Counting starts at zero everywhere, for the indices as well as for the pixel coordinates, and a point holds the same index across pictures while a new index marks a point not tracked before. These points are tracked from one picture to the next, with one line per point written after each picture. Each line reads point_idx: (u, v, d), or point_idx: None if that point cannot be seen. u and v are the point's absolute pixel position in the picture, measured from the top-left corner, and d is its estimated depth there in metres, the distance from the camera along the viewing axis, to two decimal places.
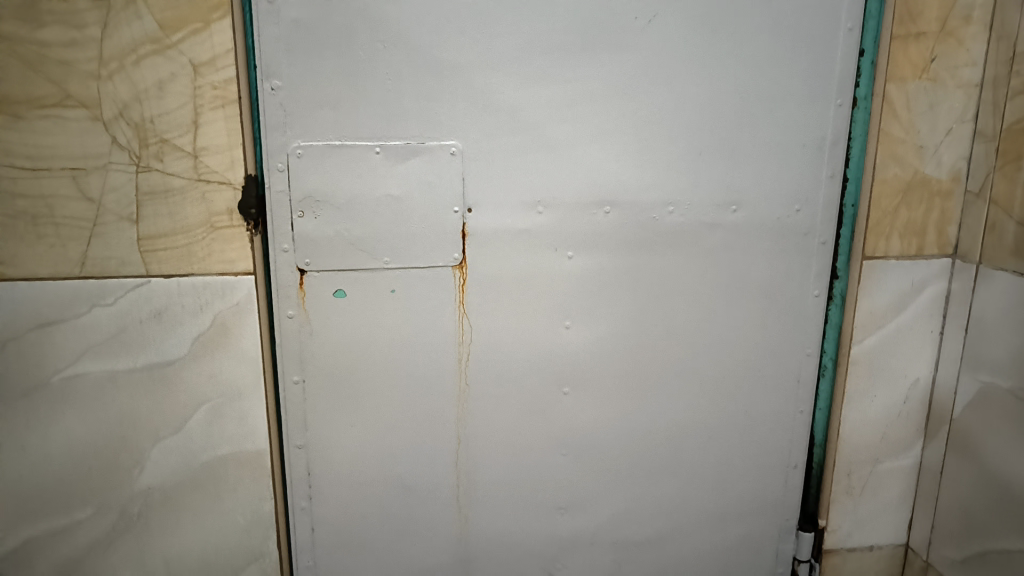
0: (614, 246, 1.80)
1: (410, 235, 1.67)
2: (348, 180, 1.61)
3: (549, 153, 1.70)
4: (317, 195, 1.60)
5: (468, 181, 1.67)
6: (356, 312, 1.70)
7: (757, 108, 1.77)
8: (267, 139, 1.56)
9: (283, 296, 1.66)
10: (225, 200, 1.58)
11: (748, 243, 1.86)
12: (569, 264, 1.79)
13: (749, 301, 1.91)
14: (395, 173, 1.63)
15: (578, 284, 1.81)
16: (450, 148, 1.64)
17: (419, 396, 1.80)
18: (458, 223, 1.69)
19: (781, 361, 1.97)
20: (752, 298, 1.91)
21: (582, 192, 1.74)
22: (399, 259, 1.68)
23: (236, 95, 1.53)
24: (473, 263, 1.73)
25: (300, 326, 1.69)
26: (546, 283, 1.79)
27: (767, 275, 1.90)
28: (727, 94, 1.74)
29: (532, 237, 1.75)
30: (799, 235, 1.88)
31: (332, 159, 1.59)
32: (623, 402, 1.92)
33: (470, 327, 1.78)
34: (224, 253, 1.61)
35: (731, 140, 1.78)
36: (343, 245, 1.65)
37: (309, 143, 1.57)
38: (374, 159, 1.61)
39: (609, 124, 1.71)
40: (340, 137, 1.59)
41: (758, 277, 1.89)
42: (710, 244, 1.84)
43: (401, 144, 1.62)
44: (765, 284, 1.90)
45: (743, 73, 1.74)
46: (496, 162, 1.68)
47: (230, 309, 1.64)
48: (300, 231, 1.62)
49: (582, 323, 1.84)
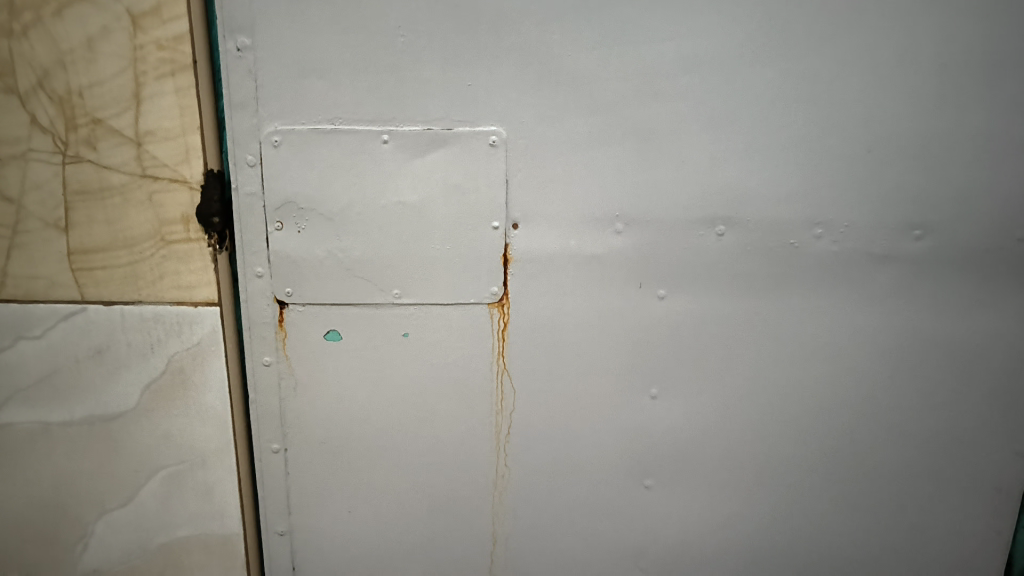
0: (729, 284, 1.23)
1: (429, 261, 1.18)
2: (343, 181, 1.14)
3: (636, 145, 1.15)
4: (300, 200, 1.14)
5: (514, 186, 1.16)
6: (354, 363, 1.24)
7: (963, 82, 1.15)
8: (233, 121, 1.11)
9: (257, 337, 1.22)
10: (179, 205, 1.15)
11: (934, 286, 1.24)
12: (659, 309, 1.23)
13: (931, 370, 1.29)
14: (412, 173, 1.14)
15: (670, 338, 1.25)
16: (490, 137, 1.13)
17: (442, 478, 1.31)
18: (499, 245, 1.18)
19: (972, 458, 1.35)
20: (936, 366, 1.29)
21: (684, 206, 1.18)
22: (414, 293, 1.20)
23: (189, 59, 1.09)
24: (520, 300, 1.22)
25: (279, 377, 1.24)
26: (625, 335, 1.25)
27: (961, 334, 1.27)
28: (917, 60, 1.14)
29: (606, 269, 1.21)
30: (1016, 277, 1.24)
31: (321, 150, 1.12)
32: (730, 503, 1.35)
33: (512, 390, 1.27)
34: (178, 276, 1.18)
35: (916, 130, 1.18)
36: (337, 270, 1.18)
37: (290, 128, 1.11)
38: (380, 153, 1.13)
39: (728, 104, 1.14)
40: (333, 120, 1.12)
41: (948, 337, 1.28)
42: (876, 285, 1.24)
43: (419, 130, 1.12)
44: (958, 347, 1.28)
45: (947, 28, 1.13)
46: (556, 158, 1.15)
47: (188, 349, 1.22)
48: (278, 250, 1.17)
49: (675, 392, 1.28)
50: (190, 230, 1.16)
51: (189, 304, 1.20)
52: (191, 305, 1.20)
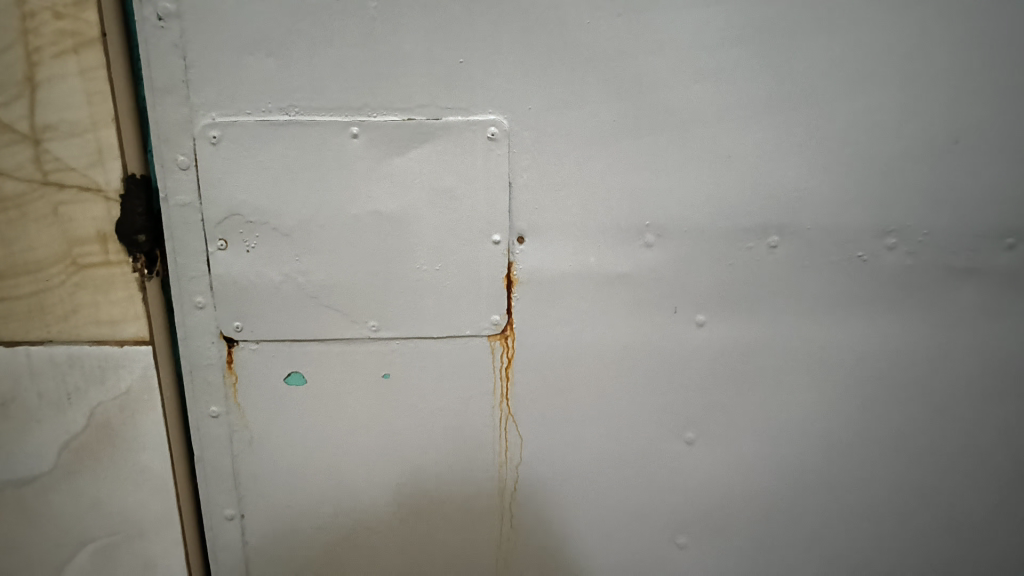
0: (783, 306, 1.00)
1: (414, 285, 0.95)
2: (302, 187, 0.89)
3: (672, 137, 0.92)
4: (249, 212, 0.90)
5: (519, 190, 0.92)
6: (324, 410, 1.00)
7: None
8: (158, 112, 0.87)
9: (200, 382, 0.98)
10: (93, 221, 0.90)
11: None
12: (698, 338, 1.01)
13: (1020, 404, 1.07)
14: (390, 176, 0.90)
15: (711, 372, 1.02)
16: (488, 128, 0.89)
17: (434, 544, 1.08)
18: (501, 264, 0.95)
19: None
20: None
21: (730, 211, 0.95)
22: (396, 325, 0.96)
23: (96, 31, 0.84)
24: (527, 331, 0.98)
25: (230, 430, 1.00)
26: (656, 370, 1.02)
27: None
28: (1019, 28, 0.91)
29: (633, 290, 0.97)
30: None
31: (273, 149, 0.88)
32: (779, 564, 1.13)
33: (519, 438, 1.04)
34: (97, 309, 0.94)
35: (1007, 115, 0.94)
36: (298, 299, 0.94)
37: (232, 121, 0.87)
38: (349, 151, 0.89)
39: (784, 84, 0.91)
40: (287, 109, 0.87)
41: None
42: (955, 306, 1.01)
43: (398, 122, 0.88)
44: None
45: None
46: (571, 155, 0.91)
47: (114, 397, 0.98)
48: (222, 274, 0.92)
49: (715, 437, 1.06)
50: (109, 251, 0.92)
51: (112, 343, 0.96)
52: (115, 344, 0.96)
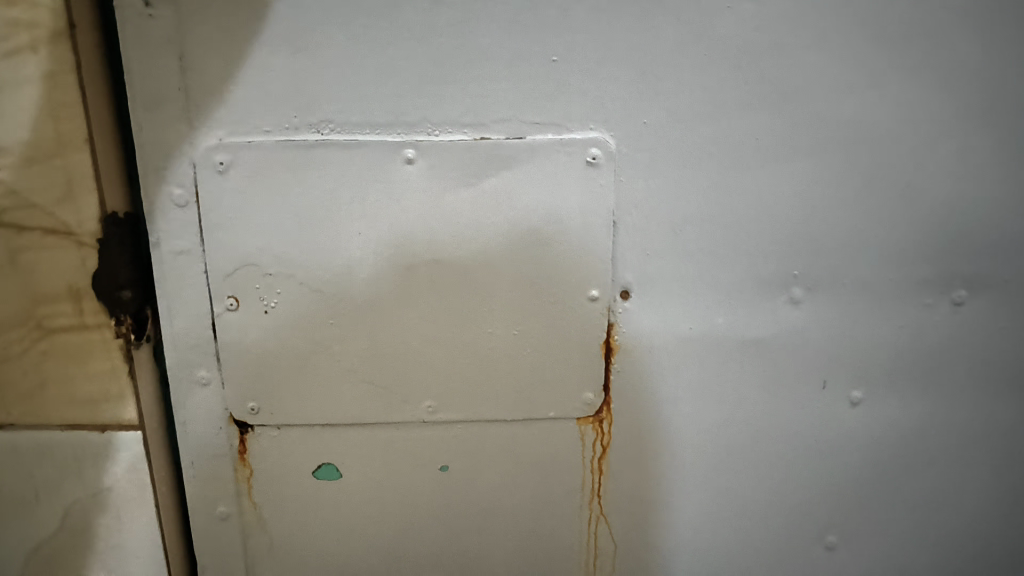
0: (965, 380, 0.76)
1: (484, 355, 0.72)
2: (339, 230, 0.67)
3: (833, 160, 0.68)
4: (267, 263, 0.67)
5: (624, 233, 0.69)
6: (364, 511, 0.78)
7: None
8: (145, 131, 0.64)
9: (207, 476, 0.76)
10: (61, 273, 0.68)
11: None
12: (851, 420, 0.77)
13: None
14: (454, 214, 0.67)
15: (865, 463, 0.79)
16: (588, 150, 0.66)
17: None
18: (600, 328, 0.71)
19: None
20: None
21: (903, 257, 0.72)
22: (459, 406, 0.74)
23: (63, 23, 0.61)
24: (628, 410, 0.76)
25: (245, 535, 0.78)
26: (791, 460, 0.79)
27: None
28: None
29: (769, 360, 0.75)
30: None
31: (300, 178, 0.65)
32: None
33: (613, 547, 0.81)
34: (70, 386, 0.72)
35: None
36: (332, 374, 0.72)
37: (244, 141, 0.64)
38: (401, 181, 0.66)
39: (986, 88, 0.67)
40: (318, 126, 0.64)
41: None
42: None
43: (467, 142, 0.65)
44: None
45: None
46: (697, 185, 0.68)
47: (94, 496, 0.76)
48: (233, 343, 0.70)
49: (864, 543, 0.82)
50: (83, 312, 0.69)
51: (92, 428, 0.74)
52: (94, 430, 0.74)
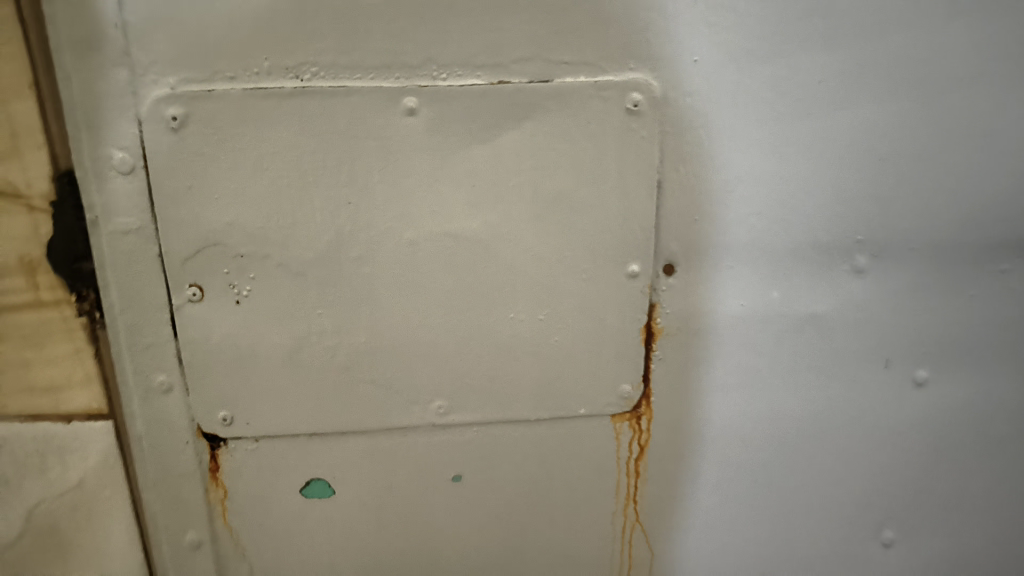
0: None
1: (504, 344, 0.61)
2: (326, 201, 0.54)
3: (909, 105, 0.58)
4: (238, 242, 0.54)
5: (671, 195, 0.58)
6: (363, 530, 0.66)
7: None
8: (73, 80, 0.50)
9: (173, 501, 0.63)
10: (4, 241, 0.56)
11: None
12: (914, 403, 0.69)
13: None
14: (467, 177, 0.55)
15: (925, 448, 0.71)
16: (628, 96, 0.54)
17: None
18: (640, 309, 0.61)
19: None
20: None
21: (981, 218, 0.62)
22: (475, 406, 0.63)
23: None
24: (670, 402, 0.66)
25: (221, 565, 0.66)
26: (848, 451, 0.70)
27: None
28: None
29: (830, 340, 0.65)
30: None
31: (277, 135, 0.52)
32: None
33: (649, 557, 0.72)
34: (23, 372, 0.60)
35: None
36: (323, 375, 0.60)
37: (204, 90, 0.51)
38: (400, 136, 0.54)
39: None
40: (297, 71, 0.52)
41: None
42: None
43: (483, 86, 0.53)
44: None
45: None
46: (756, 135, 0.57)
47: (51, 506, 0.64)
48: (198, 342, 0.57)
49: (921, 535, 0.74)
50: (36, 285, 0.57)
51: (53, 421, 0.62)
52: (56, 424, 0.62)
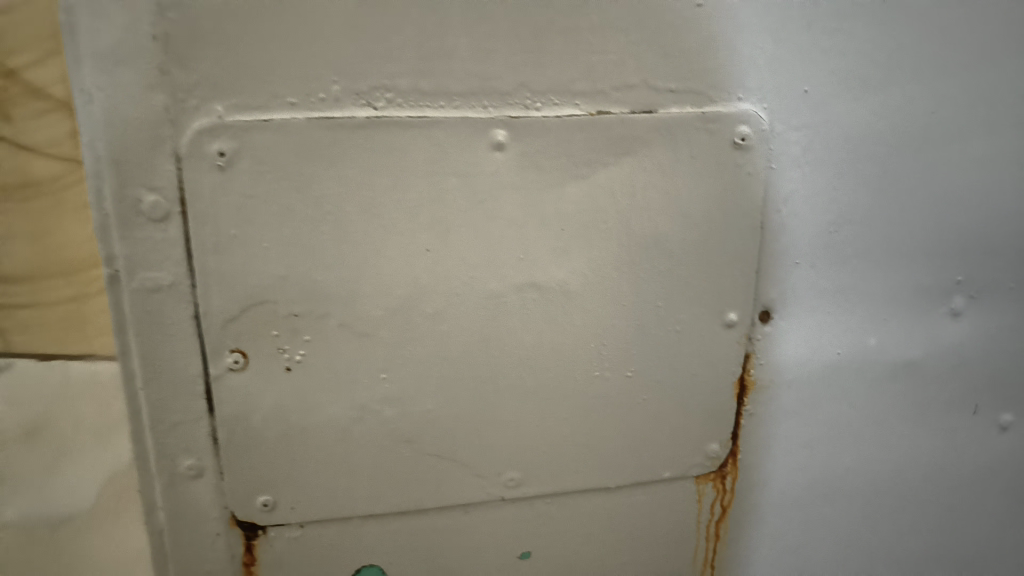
0: None
1: (587, 404, 0.54)
2: (399, 248, 0.47)
3: (1016, 137, 0.54)
4: (293, 299, 0.46)
5: (773, 236, 0.53)
6: None
7: None
8: (96, 106, 0.40)
9: None
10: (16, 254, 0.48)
11: None
12: (997, 446, 0.65)
13: None
14: (557, 219, 0.48)
15: (1003, 494, 0.67)
16: (736, 128, 0.49)
17: None
18: (734, 360, 0.55)
19: None
20: None
21: None
22: (552, 473, 0.55)
23: None
24: (756, 459, 0.60)
25: None
26: (932, 503, 0.66)
27: None
28: None
29: (921, 387, 0.61)
30: None
31: (344, 174, 0.44)
32: None
33: None
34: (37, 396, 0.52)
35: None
36: (383, 448, 0.51)
37: (259, 119, 0.42)
38: (488, 174, 0.46)
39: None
40: (369, 97, 0.44)
41: None
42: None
43: (581, 117, 0.47)
44: None
45: None
46: (862, 171, 0.52)
47: None
48: (238, 417, 0.48)
49: None
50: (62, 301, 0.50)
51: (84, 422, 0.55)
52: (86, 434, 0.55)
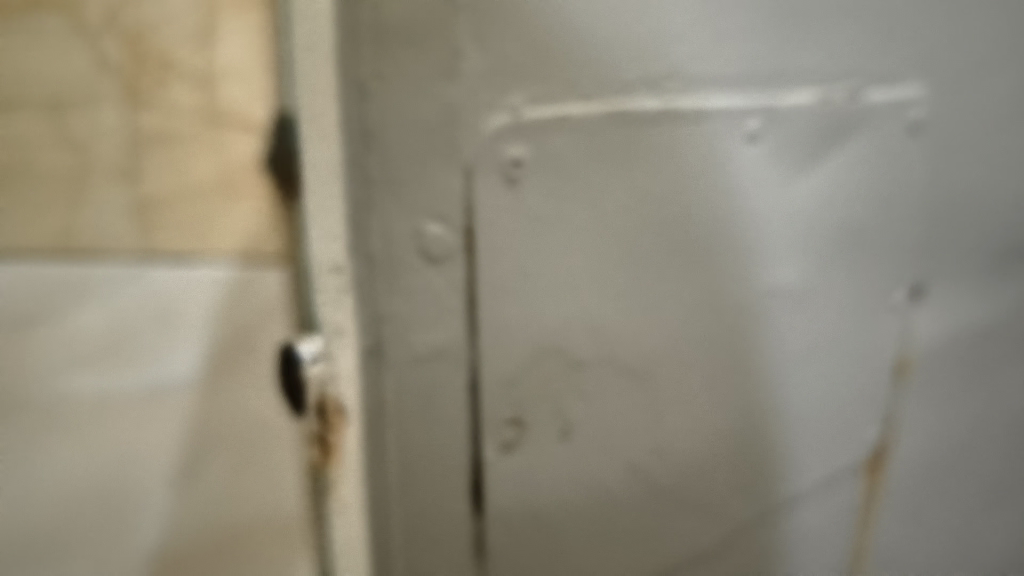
0: None
1: (803, 412, 0.50)
2: (673, 266, 0.39)
3: None
4: (577, 342, 0.36)
5: (930, 217, 0.54)
6: None
7: None
8: (372, 105, 0.28)
9: None
10: None
11: None
12: None
13: None
14: (794, 215, 0.45)
15: None
16: (908, 111, 0.51)
17: None
18: (896, 341, 0.56)
19: None
20: None
21: None
22: (773, 500, 0.51)
23: None
24: (905, 443, 0.61)
25: None
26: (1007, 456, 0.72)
27: None
28: None
29: (1006, 349, 0.66)
30: None
31: (633, 181, 0.36)
32: None
33: None
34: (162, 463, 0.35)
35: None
36: (641, 509, 0.43)
37: (558, 116, 0.33)
38: (748, 169, 0.42)
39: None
40: (653, 86, 0.37)
41: None
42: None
43: (811, 104, 0.44)
44: None
45: None
46: (982, 151, 0.56)
47: None
48: (506, 510, 0.36)
49: None
50: (318, 258, 0.29)
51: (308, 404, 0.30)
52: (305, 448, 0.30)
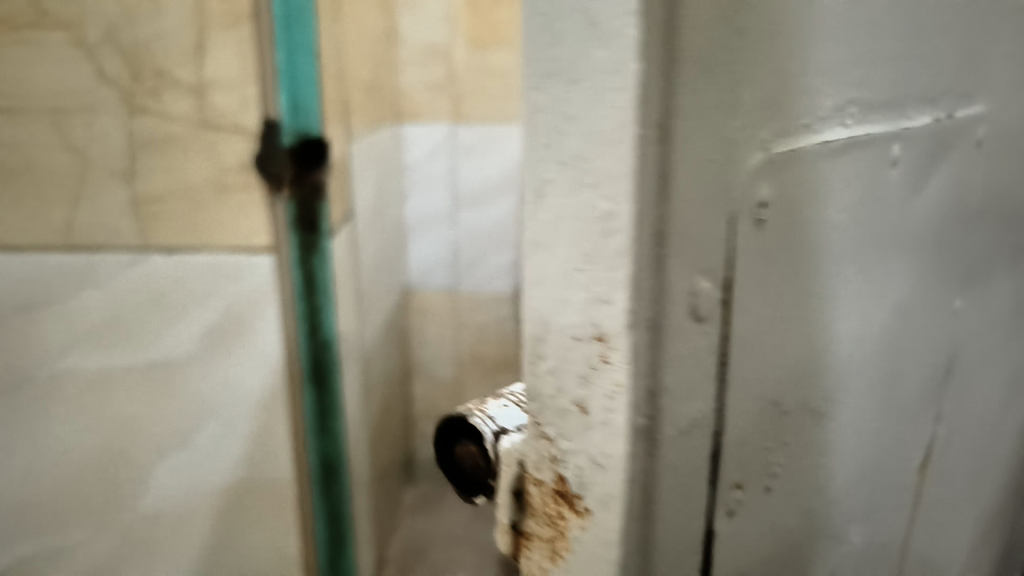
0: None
1: (894, 386, 0.61)
2: (841, 266, 0.49)
3: None
4: (784, 333, 0.46)
5: (967, 219, 0.66)
6: None
7: None
8: (682, 145, 0.36)
9: None
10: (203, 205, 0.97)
11: None
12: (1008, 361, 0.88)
13: None
14: (905, 222, 0.55)
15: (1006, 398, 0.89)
16: (969, 132, 0.62)
17: None
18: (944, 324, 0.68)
19: None
20: None
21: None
22: (871, 462, 0.61)
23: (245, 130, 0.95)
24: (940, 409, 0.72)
25: None
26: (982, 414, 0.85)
27: None
28: None
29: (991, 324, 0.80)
30: None
31: (826, 200, 0.46)
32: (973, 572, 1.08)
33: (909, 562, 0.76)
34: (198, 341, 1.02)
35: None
36: (804, 471, 0.52)
37: (794, 147, 0.42)
38: (884, 188, 0.51)
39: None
40: (845, 117, 0.46)
41: None
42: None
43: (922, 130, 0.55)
44: None
45: None
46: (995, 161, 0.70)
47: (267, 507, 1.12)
48: (733, 476, 0.45)
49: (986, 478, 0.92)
50: (589, 317, 0.38)
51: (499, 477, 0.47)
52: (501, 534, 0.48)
